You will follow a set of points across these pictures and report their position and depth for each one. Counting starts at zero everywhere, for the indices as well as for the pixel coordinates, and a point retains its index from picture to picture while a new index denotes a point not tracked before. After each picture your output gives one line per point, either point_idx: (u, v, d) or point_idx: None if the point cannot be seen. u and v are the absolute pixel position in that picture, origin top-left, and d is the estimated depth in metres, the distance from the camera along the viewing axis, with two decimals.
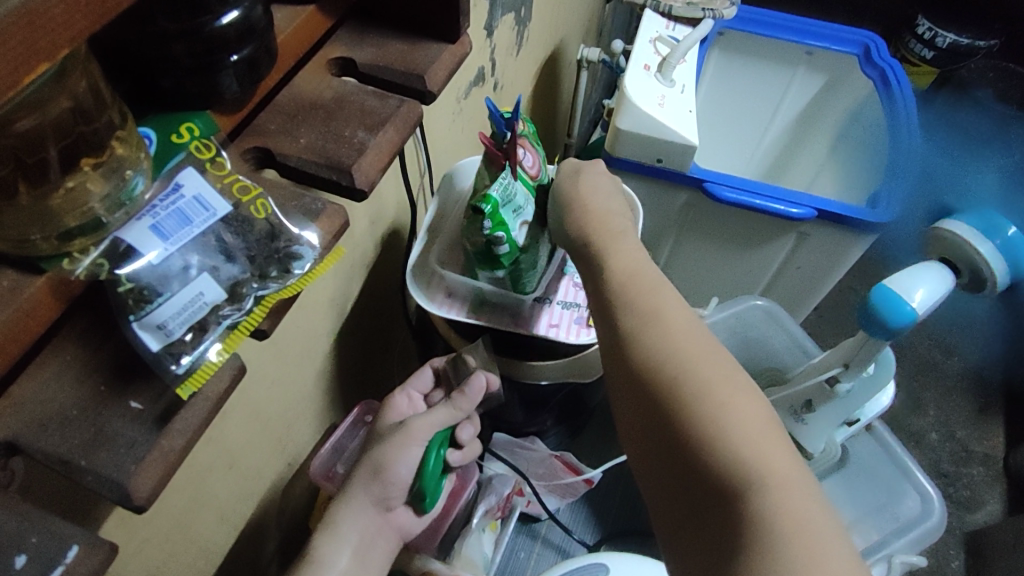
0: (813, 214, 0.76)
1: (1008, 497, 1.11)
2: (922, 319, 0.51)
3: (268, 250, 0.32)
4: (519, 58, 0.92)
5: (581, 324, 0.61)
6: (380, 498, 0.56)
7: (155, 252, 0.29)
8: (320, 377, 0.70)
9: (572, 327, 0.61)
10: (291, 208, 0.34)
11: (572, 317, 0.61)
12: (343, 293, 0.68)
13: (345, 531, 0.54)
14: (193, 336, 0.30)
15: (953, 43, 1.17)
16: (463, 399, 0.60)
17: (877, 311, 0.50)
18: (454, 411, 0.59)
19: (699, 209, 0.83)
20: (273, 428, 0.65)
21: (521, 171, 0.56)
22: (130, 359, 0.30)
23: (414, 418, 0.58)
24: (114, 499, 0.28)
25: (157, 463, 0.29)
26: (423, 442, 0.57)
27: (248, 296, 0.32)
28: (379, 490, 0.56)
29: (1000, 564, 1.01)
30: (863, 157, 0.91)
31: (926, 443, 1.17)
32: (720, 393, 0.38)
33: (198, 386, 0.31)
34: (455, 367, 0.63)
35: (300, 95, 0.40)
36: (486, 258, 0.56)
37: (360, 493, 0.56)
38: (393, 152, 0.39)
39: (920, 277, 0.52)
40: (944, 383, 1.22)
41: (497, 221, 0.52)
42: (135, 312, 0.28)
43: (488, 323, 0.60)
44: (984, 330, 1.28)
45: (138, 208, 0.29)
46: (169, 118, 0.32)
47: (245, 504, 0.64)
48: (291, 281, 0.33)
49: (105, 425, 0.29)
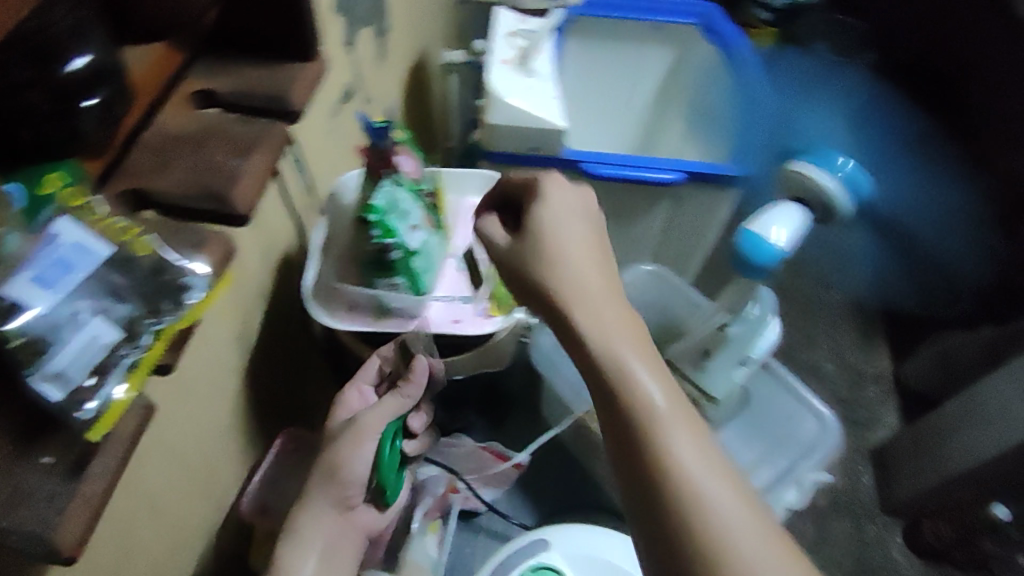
0: (683, 176, 0.82)
1: (901, 409, 1.21)
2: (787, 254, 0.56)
3: (158, 284, 0.33)
4: (383, 69, 0.93)
5: (481, 315, 0.63)
6: (339, 498, 0.57)
7: (43, 304, 0.28)
8: (235, 411, 0.69)
9: (474, 319, 0.62)
10: (178, 243, 0.36)
11: (473, 309, 0.63)
12: (244, 324, 0.67)
13: (308, 543, 0.56)
14: (94, 380, 0.30)
15: None
16: (409, 386, 0.60)
17: (745, 253, 0.55)
18: (403, 399, 0.60)
19: (578, 190, 0.88)
20: (194, 470, 0.63)
21: (404, 178, 0.58)
22: (34, 415, 0.30)
23: (364, 414, 0.59)
24: (42, 552, 0.29)
25: (82, 508, 0.29)
26: (376, 436, 0.58)
27: (145, 331, 0.32)
28: (337, 493, 0.57)
29: (902, 468, 1.10)
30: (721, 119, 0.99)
31: (823, 373, 1.26)
32: (705, 471, 0.39)
33: (110, 427, 0.31)
34: (404, 357, 0.64)
35: (163, 131, 0.41)
36: (379, 265, 0.58)
37: (317, 500, 0.57)
38: (266, 172, 0.40)
39: (780, 215, 0.57)
40: (831, 315, 1.32)
41: (385, 230, 0.55)
42: (30, 366, 0.28)
43: (393, 331, 0.61)
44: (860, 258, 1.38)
45: (17, 261, 0.28)
46: (29, 170, 0.31)
47: (175, 553, 0.63)
48: (187, 310, 0.34)
49: (21, 480, 0.29)
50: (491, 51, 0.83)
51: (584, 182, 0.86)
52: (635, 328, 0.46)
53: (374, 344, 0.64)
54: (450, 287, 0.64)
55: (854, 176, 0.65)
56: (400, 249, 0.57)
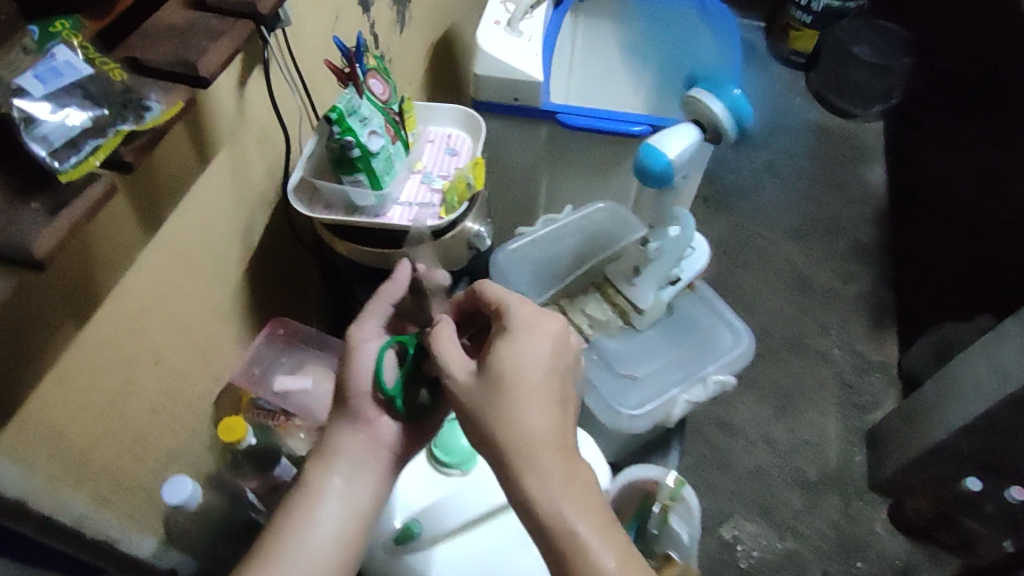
0: (649, 129, 0.91)
1: (902, 395, 1.36)
2: (679, 165, 0.64)
3: (123, 98, 0.46)
4: (405, 36, 1.06)
5: (434, 215, 0.73)
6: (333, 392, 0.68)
7: (39, 95, 0.41)
8: (237, 300, 0.82)
9: (426, 219, 0.73)
10: (149, 86, 0.50)
11: (426, 212, 0.74)
12: (248, 228, 0.82)
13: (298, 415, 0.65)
14: (67, 148, 0.42)
15: (825, 7, 1.78)
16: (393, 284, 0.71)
17: (641, 163, 0.63)
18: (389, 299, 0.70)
19: (559, 139, 0.96)
20: (196, 338, 0.77)
21: (371, 94, 0.71)
22: (35, 179, 0.43)
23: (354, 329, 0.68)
24: (21, 256, 0.40)
25: (55, 231, 0.41)
26: (372, 340, 0.68)
27: (110, 127, 0.44)
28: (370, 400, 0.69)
29: (889, 442, 1.25)
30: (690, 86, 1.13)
31: (829, 358, 1.42)
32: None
33: (77, 178, 0.42)
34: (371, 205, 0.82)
35: (162, 21, 0.54)
36: (343, 162, 0.69)
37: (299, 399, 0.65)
38: (228, 53, 0.53)
39: (673, 133, 0.65)
40: (843, 306, 1.48)
41: (345, 128, 0.66)
42: (25, 130, 0.41)
43: (360, 225, 0.72)
44: (878, 252, 1.55)
45: (24, 68, 0.42)
46: (47, 19, 0.44)
47: (177, 404, 0.76)
48: (144, 121, 0.46)
49: (16, 217, 0.41)
50: (485, 13, 0.95)
51: (558, 134, 0.96)
52: (561, 450, 0.54)
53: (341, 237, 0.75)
54: (419, 196, 0.75)
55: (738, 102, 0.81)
56: (359, 148, 0.68)
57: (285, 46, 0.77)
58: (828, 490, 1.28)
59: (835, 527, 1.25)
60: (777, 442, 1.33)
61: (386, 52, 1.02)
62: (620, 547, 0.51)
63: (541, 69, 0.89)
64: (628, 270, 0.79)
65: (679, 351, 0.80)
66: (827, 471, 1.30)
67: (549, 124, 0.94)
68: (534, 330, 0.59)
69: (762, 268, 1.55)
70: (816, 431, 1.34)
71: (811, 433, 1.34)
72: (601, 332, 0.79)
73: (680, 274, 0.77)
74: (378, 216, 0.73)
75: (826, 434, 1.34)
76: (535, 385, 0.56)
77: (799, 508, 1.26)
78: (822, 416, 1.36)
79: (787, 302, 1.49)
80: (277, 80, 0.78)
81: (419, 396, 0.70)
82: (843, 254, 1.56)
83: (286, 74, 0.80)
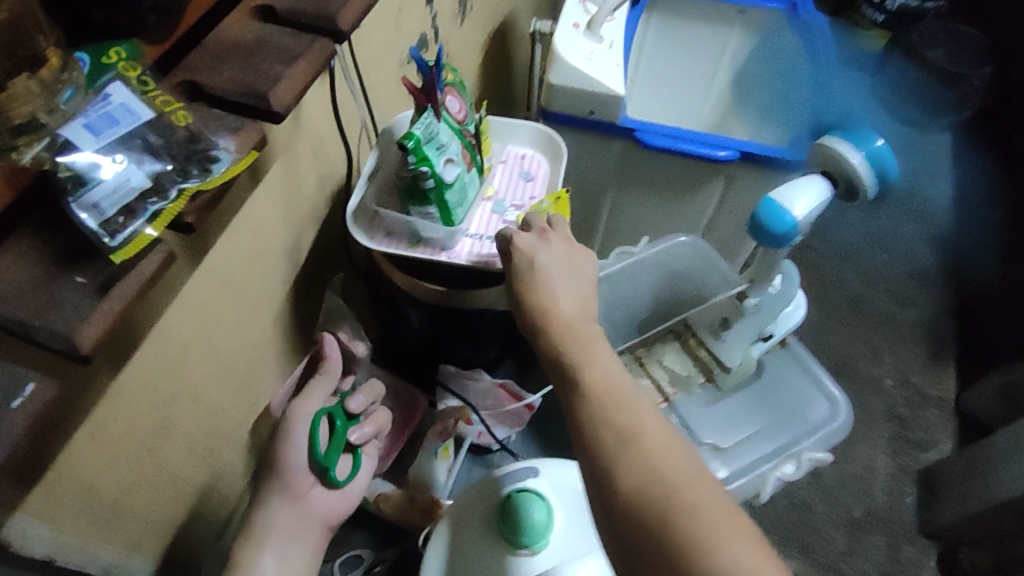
0: (737, 155, 0.82)
1: (959, 435, 1.28)
2: (804, 225, 0.58)
3: (188, 150, 0.39)
4: (465, 27, 0.97)
5: None
6: None
7: (89, 147, 0.34)
8: (281, 321, 0.76)
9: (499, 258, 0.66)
10: (215, 125, 0.42)
11: None
12: (297, 244, 0.74)
13: None
14: (124, 217, 0.35)
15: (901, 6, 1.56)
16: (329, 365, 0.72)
17: (762, 220, 0.58)
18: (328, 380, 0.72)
19: (632, 158, 0.88)
20: (237, 367, 0.70)
21: (448, 115, 0.63)
22: (79, 245, 0.36)
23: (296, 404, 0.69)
24: (64, 349, 0.33)
25: (99, 321, 0.34)
26: (306, 421, 0.69)
27: (171, 186, 0.37)
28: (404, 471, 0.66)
29: (946, 487, 1.18)
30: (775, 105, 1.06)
31: (881, 388, 1.34)
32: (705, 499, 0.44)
33: (131, 256, 0.36)
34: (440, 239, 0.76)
35: (225, 37, 0.46)
36: (413, 192, 0.63)
37: None
38: (307, 80, 0.45)
39: (801, 188, 0.59)
40: (900, 332, 1.40)
41: (421, 157, 0.59)
42: (72, 193, 0.34)
43: (423, 259, 0.65)
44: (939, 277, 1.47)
45: (73, 112, 0.34)
46: (99, 44, 0.37)
47: (213, 437, 0.70)
48: (210, 177, 0.39)
49: (55, 294, 0.34)
50: (564, 14, 0.86)
51: (637, 154, 0.87)
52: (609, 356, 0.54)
53: (402, 269, 0.69)
54: (492, 226, 0.68)
55: (884, 154, 0.63)
56: (434, 179, 0.61)
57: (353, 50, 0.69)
58: (874, 531, 1.20)
59: (880, 570, 1.17)
60: (821, 475, 1.25)
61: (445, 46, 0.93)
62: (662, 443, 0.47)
63: (621, 82, 0.82)
64: (717, 322, 0.77)
65: (765, 419, 0.77)
66: (873, 510, 1.22)
67: (623, 142, 0.87)
68: (570, 258, 0.60)
69: (814, 288, 1.47)
70: (863, 465, 1.26)
71: (856, 468, 1.26)
72: (682, 389, 0.78)
73: (773, 330, 0.75)
74: (445, 249, 0.66)
75: (874, 469, 1.26)
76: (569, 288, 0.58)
77: (842, 548, 1.18)
78: (871, 450, 1.27)
79: (840, 325, 1.41)
80: (341, 85, 0.70)
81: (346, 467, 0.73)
82: (904, 277, 1.47)
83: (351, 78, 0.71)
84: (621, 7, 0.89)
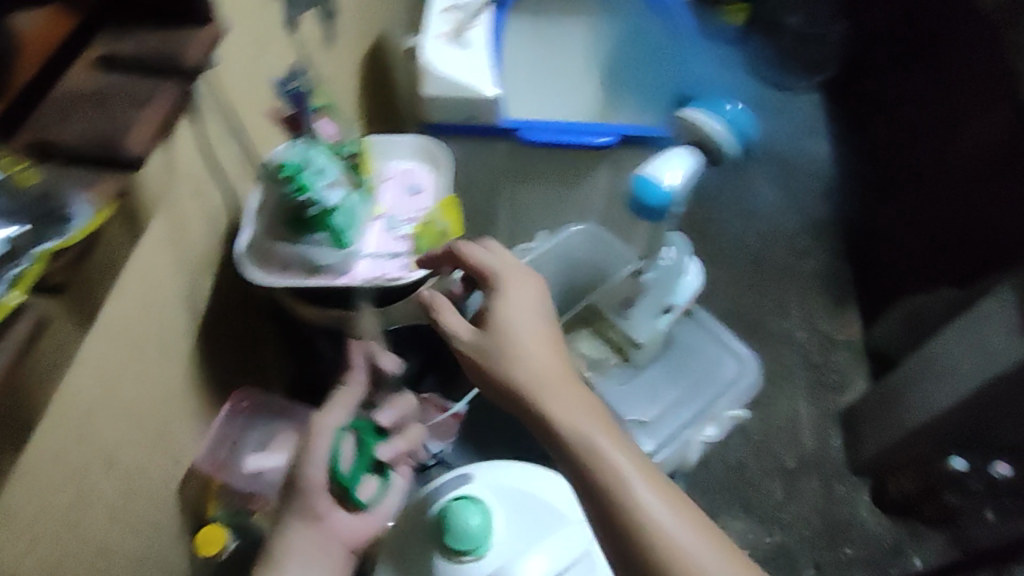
0: (617, 140, 0.86)
1: (869, 372, 1.36)
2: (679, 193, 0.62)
3: (42, 210, 0.39)
4: (336, 52, 0.98)
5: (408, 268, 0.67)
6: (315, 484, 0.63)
7: None
8: (191, 372, 0.74)
9: (400, 273, 0.66)
10: (72, 182, 0.41)
11: (398, 264, 0.67)
12: (195, 292, 0.73)
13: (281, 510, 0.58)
14: None
15: None
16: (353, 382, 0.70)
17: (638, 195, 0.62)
18: (352, 395, 0.69)
19: (520, 157, 0.90)
20: (151, 426, 0.69)
21: (318, 140, 0.65)
22: None
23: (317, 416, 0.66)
24: None
25: None
26: (332, 432, 0.65)
27: (24, 247, 0.37)
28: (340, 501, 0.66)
29: (865, 423, 1.25)
30: (641, 85, 1.10)
31: (793, 340, 1.41)
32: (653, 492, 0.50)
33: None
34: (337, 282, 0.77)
35: (68, 90, 0.45)
36: (299, 222, 0.63)
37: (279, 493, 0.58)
38: (163, 122, 0.44)
39: (667, 160, 0.63)
40: (802, 284, 1.48)
41: (300, 184, 0.61)
42: None
43: (323, 286, 0.65)
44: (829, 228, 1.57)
45: None
46: None
47: (136, 502, 0.68)
48: (68, 234, 0.39)
49: None
50: (427, 28, 0.90)
51: (518, 152, 0.89)
52: (605, 426, 0.53)
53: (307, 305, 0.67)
54: (386, 244, 0.68)
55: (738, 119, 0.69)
56: (316, 203, 0.62)
57: (216, 89, 0.68)
58: (807, 475, 1.27)
59: (819, 511, 1.23)
60: (752, 433, 1.31)
61: (318, 71, 0.93)
62: (689, 517, 0.49)
63: (493, 83, 0.84)
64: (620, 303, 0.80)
65: (682, 386, 0.82)
66: (804, 456, 1.29)
67: (508, 142, 0.89)
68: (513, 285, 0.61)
69: (717, 257, 1.53)
70: (787, 416, 1.33)
71: (782, 421, 1.32)
72: (600, 375, 0.79)
73: (676, 302, 0.79)
74: (343, 274, 0.65)
75: (798, 418, 1.33)
76: (539, 367, 0.56)
77: (780, 498, 1.24)
78: (793, 400, 1.34)
79: (749, 287, 1.48)
80: (212, 125, 0.70)
81: (370, 489, 0.71)
82: (797, 234, 1.56)
83: (220, 118, 0.71)
84: (483, 16, 0.93)
